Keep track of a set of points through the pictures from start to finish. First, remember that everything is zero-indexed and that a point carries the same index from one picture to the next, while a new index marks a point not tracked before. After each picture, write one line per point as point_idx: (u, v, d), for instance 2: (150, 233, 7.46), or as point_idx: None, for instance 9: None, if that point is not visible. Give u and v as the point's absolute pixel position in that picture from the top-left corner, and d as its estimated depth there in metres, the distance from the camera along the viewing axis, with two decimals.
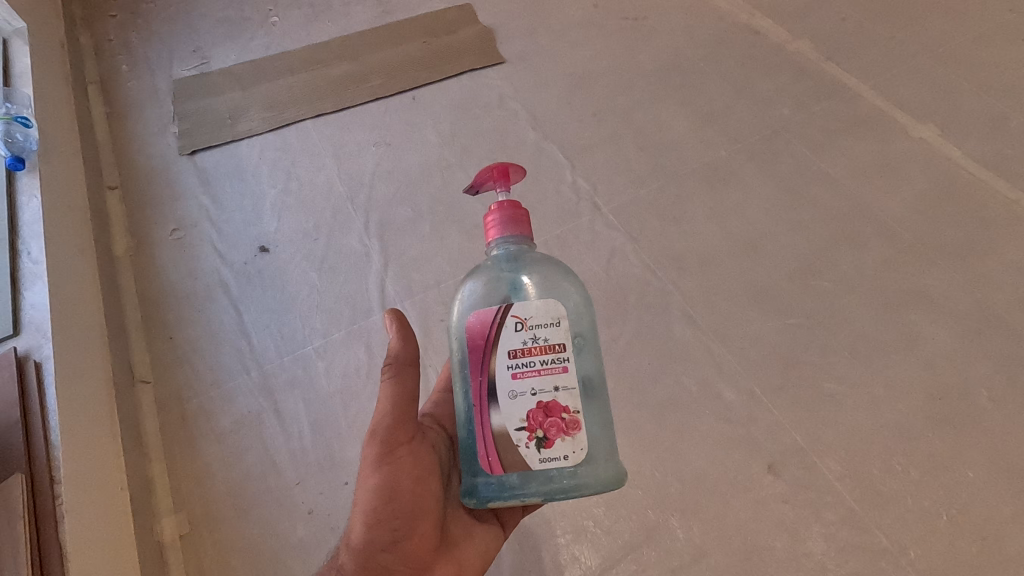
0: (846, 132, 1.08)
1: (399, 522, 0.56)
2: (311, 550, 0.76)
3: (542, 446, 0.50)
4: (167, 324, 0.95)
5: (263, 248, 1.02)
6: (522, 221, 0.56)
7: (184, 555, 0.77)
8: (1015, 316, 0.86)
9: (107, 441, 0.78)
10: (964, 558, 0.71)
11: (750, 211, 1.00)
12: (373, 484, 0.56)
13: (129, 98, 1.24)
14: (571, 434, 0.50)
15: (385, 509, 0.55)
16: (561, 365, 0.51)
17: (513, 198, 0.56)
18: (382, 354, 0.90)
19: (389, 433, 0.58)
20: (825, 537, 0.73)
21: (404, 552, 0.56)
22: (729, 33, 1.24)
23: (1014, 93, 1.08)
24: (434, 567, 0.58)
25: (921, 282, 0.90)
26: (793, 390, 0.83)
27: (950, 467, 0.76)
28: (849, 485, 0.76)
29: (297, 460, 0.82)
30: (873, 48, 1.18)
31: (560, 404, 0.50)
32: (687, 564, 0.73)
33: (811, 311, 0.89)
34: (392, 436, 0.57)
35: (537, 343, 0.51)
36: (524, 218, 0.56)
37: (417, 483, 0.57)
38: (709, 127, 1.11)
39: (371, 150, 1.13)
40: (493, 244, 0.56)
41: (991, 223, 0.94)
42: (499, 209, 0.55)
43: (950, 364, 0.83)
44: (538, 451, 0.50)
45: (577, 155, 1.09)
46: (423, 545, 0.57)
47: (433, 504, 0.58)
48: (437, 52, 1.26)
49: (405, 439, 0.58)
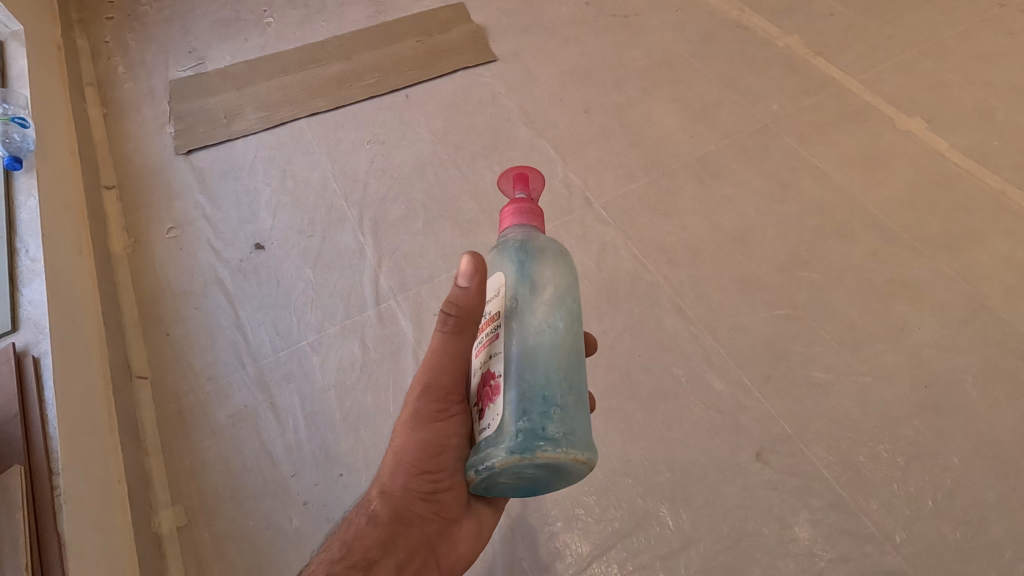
0: (835, 125, 1.09)
1: (441, 476, 0.54)
2: (305, 541, 0.77)
3: (480, 416, 0.48)
4: (164, 320, 0.96)
5: (258, 246, 1.03)
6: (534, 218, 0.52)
7: (180, 547, 0.78)
8: (1001, 305, 0.87)
9: (104, 434, 0.79)
10: (949, 541, 0.72)
11: (740, 205, 1.01)
12: (420, 437, 0.53)
13: (126, 98, 1.26)
14: (495, 400, 0.46)
15: (431, 462, 0.53)
16: (494, 333, 0.48)
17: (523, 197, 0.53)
18: (377, 348, 0.91)
19: (442, 390, 0.52)
20: (813, 523, 0.74)
21: (439, 504, 0.55)
22: (720, 29, 1.26)
23: (1001, 86, 1.09)
24: (462, 520, 0.57)
25: (908, 272, 0.91)
26: (781, 379, 0.84)
27: (936, 453, 0.77)
28: (836, 472, 0.77)
29: (293, 452, 0.83)
30: (862, 42, 1.19)
31: (490, 370, 0.47)
32: (677, 550, 0.74)
33: (799, 302, 0.90)
34: (445, 393, 0.52)
35: (485, 317, 0.50)
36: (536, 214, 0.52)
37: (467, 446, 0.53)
38: (699, 122, 1.12)
39: (364, 148, 1.14)
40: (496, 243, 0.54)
41: (977, 213, 0.96)
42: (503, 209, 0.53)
43: (937, 352, 0.84)
44: (478, 422, 0.48)
45: (568, 150, 1.10)
46: (458, 497, 0.55)
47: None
48: (430, 51, 1.27)
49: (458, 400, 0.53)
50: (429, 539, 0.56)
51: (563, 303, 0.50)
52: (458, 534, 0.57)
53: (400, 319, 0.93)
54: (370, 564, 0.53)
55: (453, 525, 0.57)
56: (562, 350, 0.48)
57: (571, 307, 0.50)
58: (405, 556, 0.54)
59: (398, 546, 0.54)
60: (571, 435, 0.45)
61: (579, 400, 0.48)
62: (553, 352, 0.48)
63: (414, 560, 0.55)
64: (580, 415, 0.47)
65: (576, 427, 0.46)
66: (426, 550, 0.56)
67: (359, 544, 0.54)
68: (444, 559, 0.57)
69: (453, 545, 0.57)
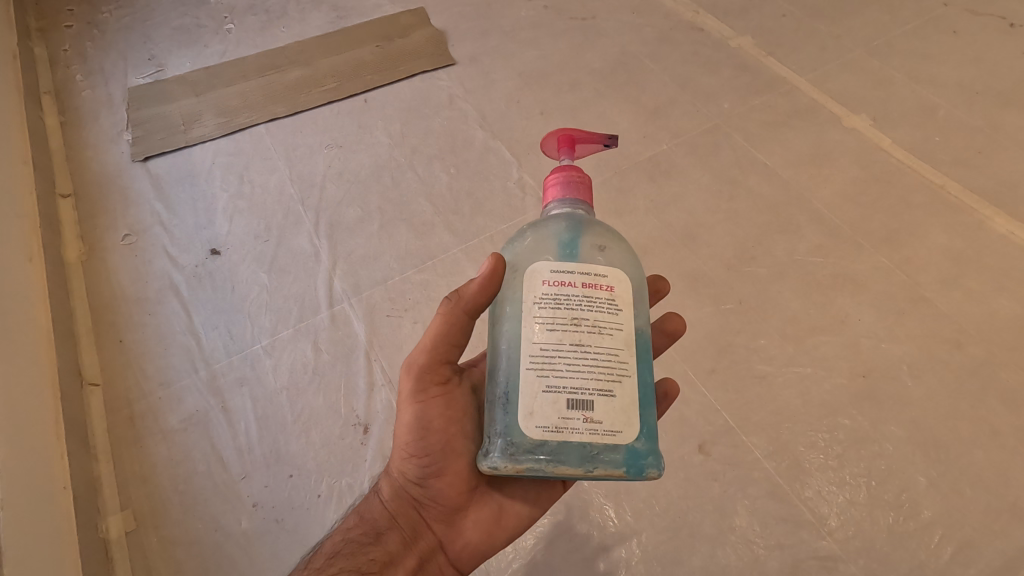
0: (784, 124, 1.11)
1: (431, 459, 0.57)
2: (254, 543, 0.78)
3: None
4: (118, 327, 0.96)
5: (214, 251, 1.04)
6: (580, 184, 0.54)
7: (129, 552, 0.78)
8: (938, 295, 0.89)
9: (50, 442, 0.79)
10: (880, 526, 0.74)
11: (690, 203, 1.03)
12: (406, 419, 0.57)
13: (83, 106, 1.25)
14: None
15: (418, 446, 0.57)
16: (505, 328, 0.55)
17: (567, 166, 0.54)
18: (330, 351, 0.92)
19: (424, 370, 0.57)
20: (750, 511, 0.76)
21: (435, 490, 0.58)
22: (675, 31, 1.28)
23: (943, 83, 1.12)
24: (469, 508, 0.59)
25: (850, 266, 0.94)
26: (725, 372, 0.86)
27: (870, 441, 0.79)
28: (775, 461, 0.79)
29: (243, 455, 0.84)
30: (811, 41, 1.22)
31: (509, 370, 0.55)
32: (620, 542, 0.76)
33: (745, 297, 0.92)
34: (426, 373, 0.57)
35: None
36: (585, 180, 0.54)
37: (448, 423, 0.57)
38: (653, 122, 1.14)
39: (322, 152, 1.15)
40: (551, 205, 0.54)
41: (916, 208, 0.98)
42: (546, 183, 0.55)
43: (875, 343, 0.86)
44: None
45: (523, 152, 1.12)
46: (454, 486, 0.57)
47: (466, 447, 0.57)
48: (390, 55, 1.28)
49: (439, 379, 0.58)
50: (432, 523, 0.59)
51: (505, 305, 0.50)
52: (463, 522, 0.59)
53: (352, 320, 0.94)
54: (379, 534, 0.59)
55: (458, 513, 0.59)
56: (494, 357, 0.50)
57: (511, 304, 0.50)
58: (410, 535, 0.59)
59: (402, 523, 0.59)
60: (499, 443, 0.47)
61: (504, 404, 0.47)
62: (491, 362, 0.51)
63: (420, 542, 0.59)
64: (497, 421, 0.47)
65: (498, 434, 0.47)
66: (432, 533, 0.59)
67: (369, 517, 0.60)
68: (451, 546, 0.59)
69: (459, 532, 0.59)
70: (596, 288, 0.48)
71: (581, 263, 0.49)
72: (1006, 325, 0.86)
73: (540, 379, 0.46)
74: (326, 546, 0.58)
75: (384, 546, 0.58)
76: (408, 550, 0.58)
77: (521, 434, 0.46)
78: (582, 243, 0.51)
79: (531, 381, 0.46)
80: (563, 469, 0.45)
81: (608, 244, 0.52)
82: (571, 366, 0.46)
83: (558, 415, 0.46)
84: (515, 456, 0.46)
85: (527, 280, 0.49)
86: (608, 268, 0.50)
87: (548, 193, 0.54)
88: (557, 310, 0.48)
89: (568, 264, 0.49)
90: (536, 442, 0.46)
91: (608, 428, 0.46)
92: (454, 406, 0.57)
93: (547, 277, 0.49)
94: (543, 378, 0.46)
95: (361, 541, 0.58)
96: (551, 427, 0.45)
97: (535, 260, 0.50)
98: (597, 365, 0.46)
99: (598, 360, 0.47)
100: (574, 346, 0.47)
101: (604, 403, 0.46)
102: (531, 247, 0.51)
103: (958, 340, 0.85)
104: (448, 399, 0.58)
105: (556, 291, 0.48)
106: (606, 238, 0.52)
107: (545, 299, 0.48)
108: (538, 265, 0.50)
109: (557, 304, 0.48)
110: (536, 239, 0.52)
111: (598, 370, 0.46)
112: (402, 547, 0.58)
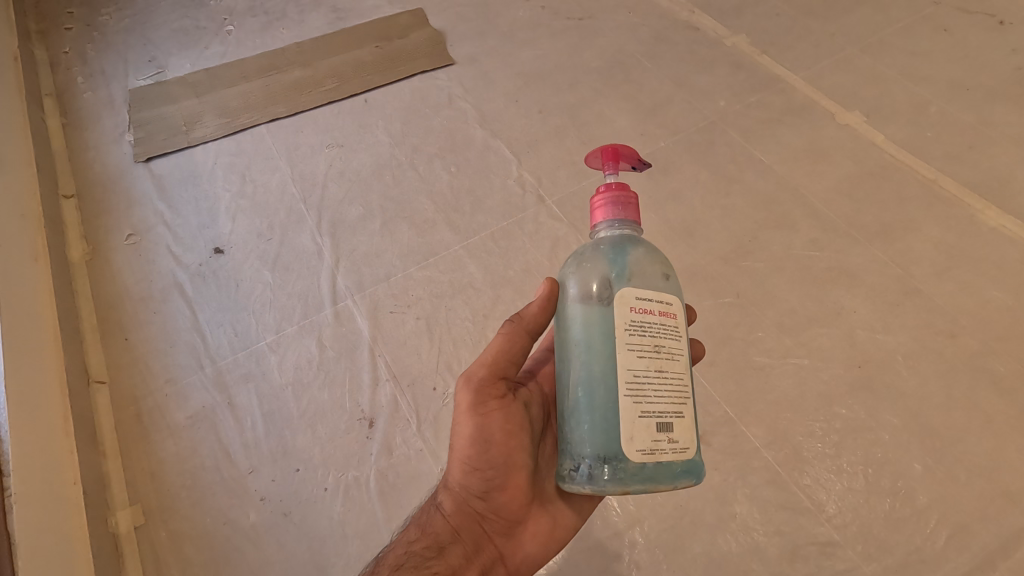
0: (778, 121, 1.13)
1: (493, 472, 0.57)
2: (263, 535, 0.79)
3: None
4: (124, 325, 0.97)
5: (218, 249, 1.04)
6: (631, 203, 0.54)
7: (138, 545, 0.79)
8: (931, 287, 0.91)
9: (60, 438, 0.80)
10: (877, 511, 0.76)
11: (688, 198, 1.05)
12: (466, 432, 0.57)
13: (84, 107, 1.26)
14: None
15: (480, 458, 0.57)
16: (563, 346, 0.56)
17: (616, 183, 0.54)
18: (335, 347, 0.93)
19: (483, 383, 0.58)
20: (750, 499, 0.78)
21: (498, 503, 0.58)
22: (671, 30, 1.30)
23: (935, 80, 1.14)
24: (527, 520, 0.59)
25: (845, 260, 0.95)
26: (724, 364, 0.87)
27: (866, 429, 0.81)
28: (774, 450, 0.80)
29: (250, 449, 0.85)
30: (805, 40, 1.24)
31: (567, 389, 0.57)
32: (623, 531, 0.77)
33: (742, 290, 0.94)
34: (485, 386, 0.58)
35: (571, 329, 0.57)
36: (634, 199, 0.54)
37: (509, 436, 0.57)
38: (649, 120, 1.16)
39: (324, 151, 1.16)
40: (601, 228, 0.54)
41: (910, 202, 1.00)
42: (599, 199, 0.54)
43: (870, 334, 0.88)
44: None
45: (521, 150, 1.13)
46: (516, 499, 0.58)
47: (527, 460, 0.58)
48: (389, 56, 1.30)
49: (496, 393, 0.58)
50: (494, 536, 0.59)
51: (586, 331, 0.50)
52: (523, 534, 0.59)
53: (356, 317, 0.96)
54: (442, 548, 0.57)
55: (517, 526, 0.59)
56: (577, 382, 0.50)
57: (597, 332, 0.50)
58: (473, 549, 0.58)
59: (464, 536, 0.58)
60: (597, 469, 0.49)
61: (604, 432, 0.48)
62: (573, 386, 0.51)
63: (482, 555, 0.58)
64: (596, 446, 0.49)
65: (597, 459, 0.49)
66: (492, 546, 0.59)
67: (430, 530, 0.58)
68: (510, 558, 0.59)
69: (519, 544, 0.59)
70: (669, 316, 0.51)
71: (655, 291, 0.51)
72: (997, 316, 0.88)
73: (636, 405, 0.47)
74: (388, 560, 0.55)
75: (447, 560, 0.56)
76: (470, 564, 0.57)
77: (623, 458, 0.48)
78: (645, 269, 0.52)
79: (628, 408, 0.47)
80: (656, 486, 0.48)
81: (668, 271, 0.54)
82: (660, 391, 0.48)
83: (651, 439, 0.48)
84: (617, 479, 0.48)
85: (615, 306, 0.49)
86: (674, 296, 0.52)
87: (596, 215, 0.54)
88: (644, 337, 0.49)
89: (646, 291, 0.51)
90: (636, 465, 0.48)
91: (686, 447, 0.49)
92: (513, 420, 0.58)
93: (633, 304, 0.49)
94: (638, 405, 0.48)
95: (424, 554, 0.56)
96: (647, 451, 0.47)
97: (615, 285, 0.50)
98: (679, 388, 0.49)
99: (676, 384, 0.49)
100: (660, 372, 0.49)
101: (682, 423, 0.49)
102: (597, 273, 0.52)
103: (951, 330, 0.87)
104: (506, 412, 0.58)
105: (643, 319, 0.49)
106: (665, 265, 0.54)
107: (633, 327, 0.49)
108: (624, 290, 0.50)
109: (643, 331, 0.49)
110: (598, 263, 0.52)
111: (679, 393, 0.49)
112: (464, 561, 0.57)
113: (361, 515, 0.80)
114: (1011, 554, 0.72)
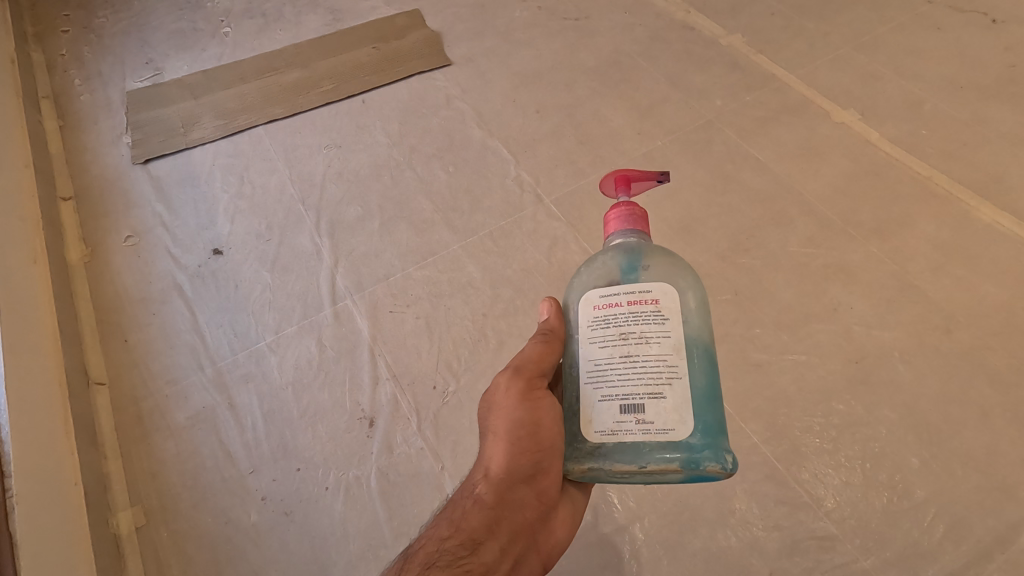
0: (774, 119, 1.14)
1: (542, 456, 0.56)
2: (264, 534, 0.79)
3: None
4: (123, 327, 0.97)
5: (217, 250, 1.05)
6: (639, 217, 0.58)
7: (139, 546, 0.79)
8: (927, 284, 0.92)
9: (60, 439, 0.81)
10: (875, 505, 0.76)
11: (685, 197, 1.05)
12: (514, 417, 0.57)
13: (81, 109, 1.26)
14: None
15: (528, 442, 0.56)
16: None
17: (627, 201, 0.59)
18: (334, 347, 0.93)
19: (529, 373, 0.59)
20: (749, 494, 0.78)
21: (539, 489, 0.57)
22: (667, 29, 1.30)
23: (928, 78, 1.15)
24: (558, 506, 0.60)
25: (841, 256, 0.96)
26: (722, 361, 0.88)
27: (864, 424, 0.81)
28: (772, 445, 0.81)
29: (251, 450, 0.85)
30: (800, 39, 1.25)
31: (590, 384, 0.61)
32: (624, 528, 0.78)
33: (739, 287, 0.94)
34: (531, 376, 0.59)
35: None
36: (643, 214, 0.58)
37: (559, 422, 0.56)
38: (645, 119, 1.16)
39: (321, 152, 1.16)
40: (613, 236, 0.58)
41: (905, 199, 1.01)
42: (615, 212, 0.58)
43: (866, 330, 0.89)
44: None
45: (519, 150, 1.14)
46: (556, 483, 0.58)
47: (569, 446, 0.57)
48: (386, 57, 1.30)
49: (541, 382, 0.59)
50: (530, 526, 0.58)
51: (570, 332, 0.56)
52: (555, 521, 0.60)
53: (356, 317, 0.96)
54: (477, 545, 0.55)
55: (550, 512, 0.60)
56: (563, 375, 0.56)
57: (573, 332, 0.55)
58: (508, 541, 0.57)
59: (501, 531, 0.56)
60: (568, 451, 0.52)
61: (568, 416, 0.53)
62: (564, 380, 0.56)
63: (516, 546, 0.57)
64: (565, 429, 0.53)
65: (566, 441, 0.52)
66: (526, 535, 0.58)
67: (465, 527, 0.56)
68: (542, 546, 0.60)
69: (550, 532, 0.60)
70: (642, 303, 0.51)
71: (630, 284, 0.53)
72: (992, 312, 0.88)
73: (594, 390, 0.51)
74: (420, 557, 0.55)
75: (482, 558, 0.54)
76: (505, 558, 0.56)
77: (582, 440, 0.51)
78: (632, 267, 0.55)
79: (587, 393, 0.51)
80: (615, 466, 0.49)
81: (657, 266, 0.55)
82: (622, 376, 0.50)
83: (612, 420, 0.49)
84: (578, 458, 0.51)
85: (581, 307, 0.54)
86: (655, 284, 0.52)
87: (610, 227, 0.59)
88: (606, 328, 0.52)
89: (615, 286, 0.53)
90: (594, 445, 0.50)
91: (661, 427, 0.48)
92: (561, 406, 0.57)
93: (596, 302, 0.53)
94: (597, 390, 0.50)
95: (458, 553, 0.54)
96: (607, 432, 0.50)
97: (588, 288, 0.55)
98: (646, 371, 0.49)
99: (645, 367, 0.49)
100: (623, 358, 0.50)
101: (658, 403, 0.49)
102: (588, 278, 0.56)
103: (947, 325, 0.88)
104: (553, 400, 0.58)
105: (605, 313, 0.52)
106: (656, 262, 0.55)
107: (594, 322, 0.53)
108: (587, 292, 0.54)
109: (607, 323, 0.52)
110: (592, 268, 0.57)
111: (648, 376, 0.49)
112: (500, 556, 0.55)
113: (361, 514, 0.80)
114: (1008, 547, 0.73)
